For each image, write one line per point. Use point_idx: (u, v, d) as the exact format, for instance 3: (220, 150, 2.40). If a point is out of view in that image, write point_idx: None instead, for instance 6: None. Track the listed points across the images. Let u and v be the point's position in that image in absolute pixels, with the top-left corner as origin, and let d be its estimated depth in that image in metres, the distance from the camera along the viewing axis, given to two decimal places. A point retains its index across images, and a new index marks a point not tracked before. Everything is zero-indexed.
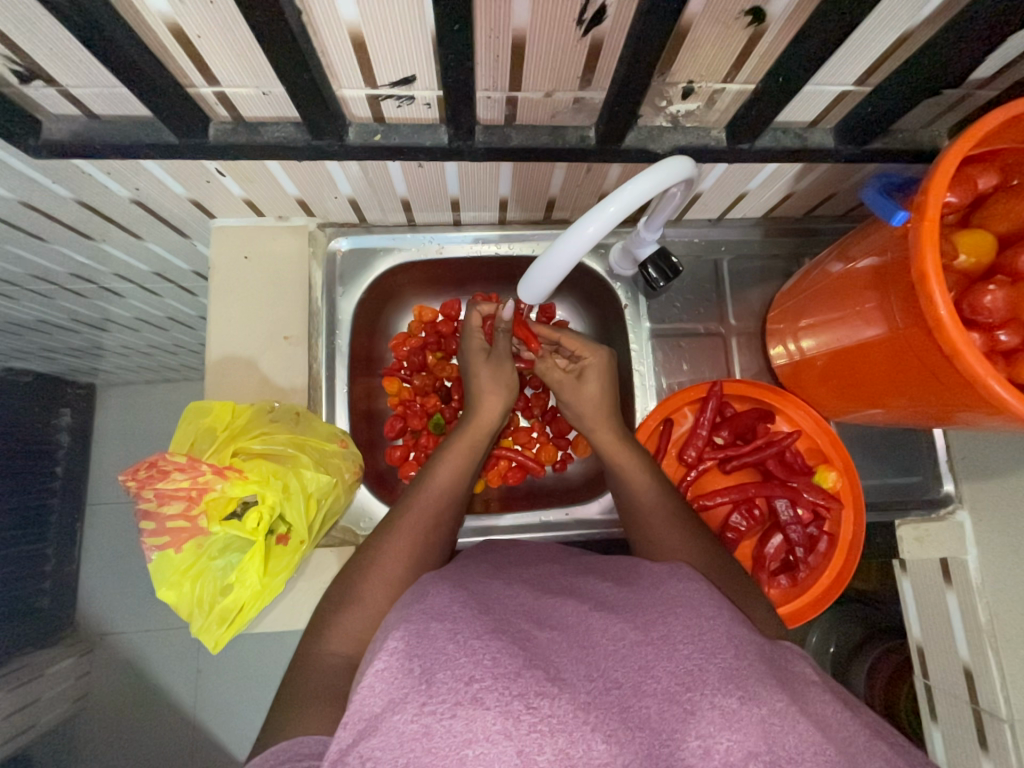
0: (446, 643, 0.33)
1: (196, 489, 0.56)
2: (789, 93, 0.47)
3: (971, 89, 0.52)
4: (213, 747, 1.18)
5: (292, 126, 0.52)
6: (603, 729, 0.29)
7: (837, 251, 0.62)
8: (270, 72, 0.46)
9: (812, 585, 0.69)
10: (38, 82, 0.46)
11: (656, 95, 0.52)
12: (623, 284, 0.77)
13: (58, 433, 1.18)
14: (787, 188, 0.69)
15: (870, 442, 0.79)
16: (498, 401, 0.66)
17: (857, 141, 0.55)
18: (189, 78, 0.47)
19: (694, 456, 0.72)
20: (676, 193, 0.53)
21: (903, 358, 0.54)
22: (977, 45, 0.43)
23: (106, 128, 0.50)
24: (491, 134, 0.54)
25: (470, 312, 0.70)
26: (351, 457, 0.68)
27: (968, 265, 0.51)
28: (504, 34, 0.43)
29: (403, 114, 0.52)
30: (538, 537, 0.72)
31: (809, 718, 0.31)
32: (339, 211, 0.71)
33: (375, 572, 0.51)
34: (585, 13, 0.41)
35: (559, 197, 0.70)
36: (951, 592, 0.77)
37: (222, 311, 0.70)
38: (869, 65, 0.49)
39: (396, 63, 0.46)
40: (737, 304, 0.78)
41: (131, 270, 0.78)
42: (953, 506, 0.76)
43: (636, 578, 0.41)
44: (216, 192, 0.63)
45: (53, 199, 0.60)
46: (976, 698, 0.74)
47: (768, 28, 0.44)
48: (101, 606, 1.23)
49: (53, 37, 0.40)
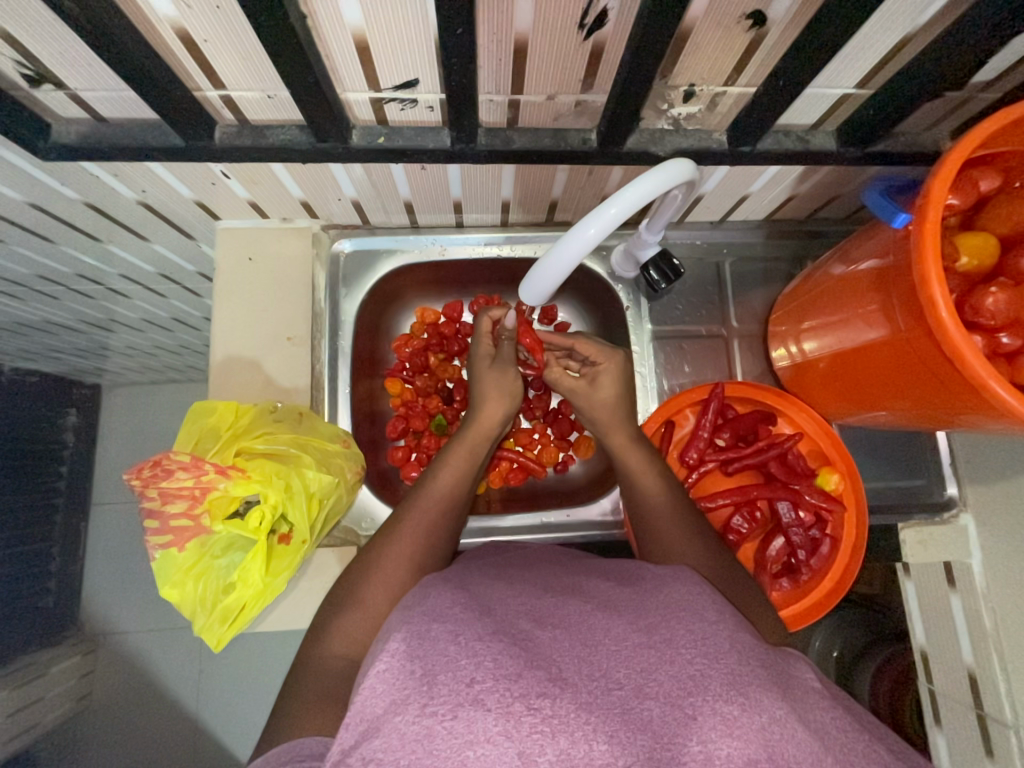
0: (448, 644, 0.33)
1: (199, 487, 0.56)
2: (789, 96, 0.47)
3: (974, 91, 0.52)
4: (214, 746, 1.19)
5: (296, 128, 0.52)
6: (605, 730, 0.29)
7: (838, 253, 0.62)
8: (274, 75, 0.46)
9: (814, 588, 0.69)
10: (46, 85, 0.46)
11: (658, 98, 0.52)
12: (626, 286, 0.77)
13: (64, 433, 1.19)
14: (789, 190, 0.69)
15: (872, 445, 0.79)
16: (501, 406, 0.65)
17: (859, 143, 0.55)
18: (195, 81, 0.47)
19: (696, 458, 0.72)
20: (677, 194, 0.53)
21: (905, 360, 0.54)
22: (977, 48, 0.43)
23: (112, 131, 0.51)
24: (493, 137, 0.54)
25: (479, 317, 0.70)
26: (353, 457, 0.68)
27: (969, 267, 0.51)
28: (506, 38, 0.44)
29: (406, 117, 0.53)
30: (540, 538, 0.73)
31: (807, 725, 0.31)
32: (342, 213, 0.72)
33: (377, 572, 0.52)
34: (587, 18, 0.42)
35: (561, 199, 0.70)
36: (954, 596, 0.77)
37: (226, 311, 0.70)
38: (870, 68, 0.49)
39: (399, 66, 0.46)
40: (739, 306, 0.78)
41: (137, 271, 0.79)
42: (956, 509, 0.76)
43: (636, 581, 0.41)
44: (222, 194, 0.64)
45: (62, 201, 0.60)
46: (981, 703, 0.73)
47: (769, 32, 0.45)
48: (105, 605, 1.24)
49: (62, 40, 0.41)
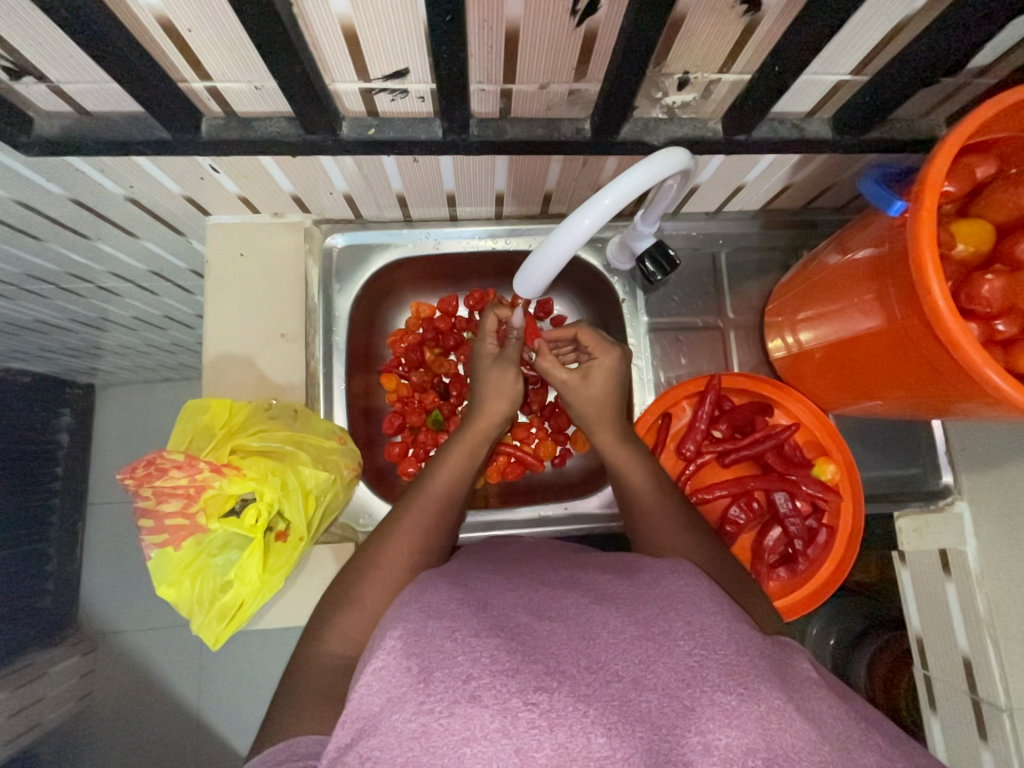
0: (444, 641, 0.32)
1: (194, 486, 0.56)
2: (784, 82, 0.47)
3: (969, 77, 0.52)
4: (214, 744, 1.19)
5: (285, 120, 0.52)
6: (604, 723, 0.29)
7: (834, 242, 0.61)
8: (262, 66, 0.45)
9: (812, 578, 0.70)
10: (29, 78, 0.45)
11: (652, 86, 0.52)
12: (621, 278, 0.77)
13: (58, 434, 1.18)
14: (784, 180, 0.69)
15: (868, 435, 0.79)
16: (501, 407, 0.65)
17: (855, 131, 0.55)
18: (181, 73, 0.46)
19: (693, 450, 0.72)
20: (672, 184, 0.53)
21: (902, 349, 0.53)
22: (974, 33, 0.42)
23: (98, 125, 0.50)
24: (485, 128, 0.54)
25: (485, 315, 0.70)
26: (349, 453, 0.68)
27: (966, 254, 0.51)
28: (497, 26, 0.43)
29: (397, 108, 0.52)
30: (537, 532, 0.73)
31: (806, 716, 0.31)
32: (334, 207, 0.71)
33: (373, 573, 0.51)
34: (579, 4, 0.41)
35: (555, 190, 0.70)
36: (950, 584, 0.77)
37: (219, 307, 0.70)
38: (865, 54, 0.49)
39: (389, 55, 0.45)
40: (735, 297, 0.78)
41: (127, 268, 0.78)
42: (952, 496, 0.77)
43: (635, 574, 0.41)
44: (211, 189, 0.63)
45: (50, 198, 0.59)
46: (974, 688, 0.74)
47: (762, 18, 0.44)
48: (102, 606, 1.24)
49: (43, 32, 0.40)
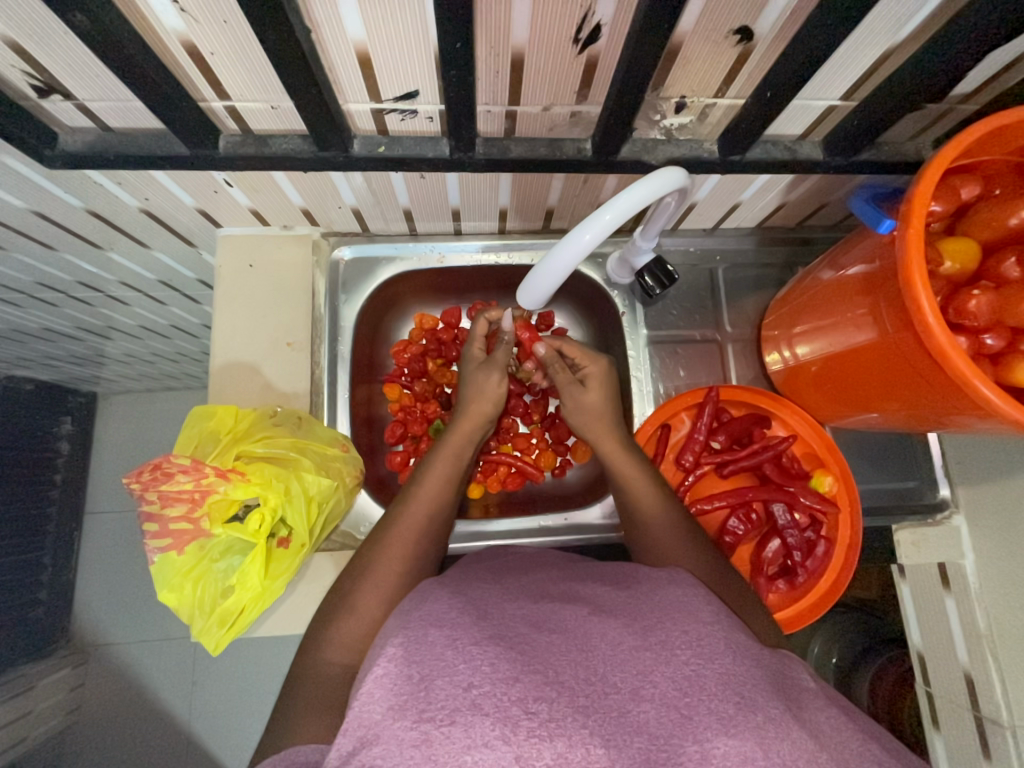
0: (445, 649, 0.33)
1: (198, 491, 0.57)
2: (777, 106, 0.49)
3: (955, 102, 0.54)
4: (207, 758, 1.18)
5: (299, 138, 0.54)
6: (602, 734, 0.30)
7: (827, 260, 0.63)
8: (279, 87, 0.47)
9: (810, 589, 0.70)
10: (56, 96, 0.47)
11: (650, 109, 0.54)
12: (621, 292, 0.78)
13: (58, 442, 1.19)
14: (778, 199, 0.71)
15: (864, 449, 0.81)
16: (483, 408, 0.66)
17: (846, 153, 0.57)
18: (202, 93, 0.48)
19: (691, 462, 0.74)
20: (670, 201, 0.55)
21: (894, 361, 0.55)
22: (957, 62, 0.44)
23: (119, 140, 0.52)
24: (490, 146, 0.56)
25: (476, 320, 0.71)
26: (351, 462, 0.69)
27: (953, 271, 0.53)
28: (504, 52, 0.45)
29: (406, 128, 0.54)
30: (537, 541, 0.74)
31: (804, 726, 0.32)
32: (341, 220, 0.73)
33: (371, 576, 0.52)
34: (581, 32, 0.43)
35: (557, 207, 0.72)
36: (950, 599, 0.77)
37: (227, 316, 0.71)
38: (854, 80, 0.51)
39: (400, 78, 0.47)
40: (732, 312, 0.80)
41: (136, 278, 0.80)
42: (948, 510, 0.78)
43: (633, 583, 0.42)
44: (223, 202, 0.65)
45: (66, 209, 0.61)
46: (977, 705, 0.74)
47: (756, 47, 0.46)
48: (96, 617, 1.24)
49: (73, 53, 0.42)
